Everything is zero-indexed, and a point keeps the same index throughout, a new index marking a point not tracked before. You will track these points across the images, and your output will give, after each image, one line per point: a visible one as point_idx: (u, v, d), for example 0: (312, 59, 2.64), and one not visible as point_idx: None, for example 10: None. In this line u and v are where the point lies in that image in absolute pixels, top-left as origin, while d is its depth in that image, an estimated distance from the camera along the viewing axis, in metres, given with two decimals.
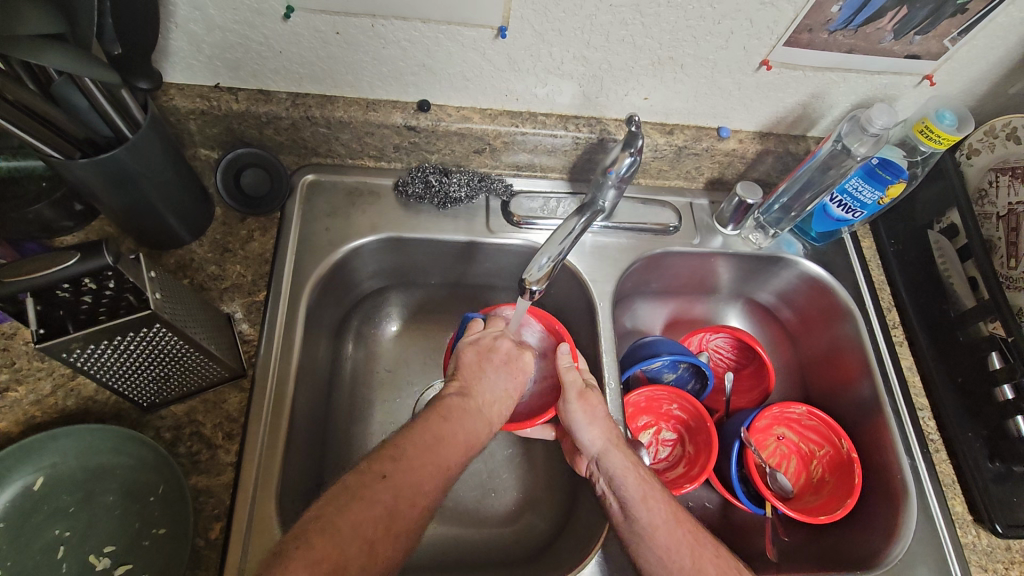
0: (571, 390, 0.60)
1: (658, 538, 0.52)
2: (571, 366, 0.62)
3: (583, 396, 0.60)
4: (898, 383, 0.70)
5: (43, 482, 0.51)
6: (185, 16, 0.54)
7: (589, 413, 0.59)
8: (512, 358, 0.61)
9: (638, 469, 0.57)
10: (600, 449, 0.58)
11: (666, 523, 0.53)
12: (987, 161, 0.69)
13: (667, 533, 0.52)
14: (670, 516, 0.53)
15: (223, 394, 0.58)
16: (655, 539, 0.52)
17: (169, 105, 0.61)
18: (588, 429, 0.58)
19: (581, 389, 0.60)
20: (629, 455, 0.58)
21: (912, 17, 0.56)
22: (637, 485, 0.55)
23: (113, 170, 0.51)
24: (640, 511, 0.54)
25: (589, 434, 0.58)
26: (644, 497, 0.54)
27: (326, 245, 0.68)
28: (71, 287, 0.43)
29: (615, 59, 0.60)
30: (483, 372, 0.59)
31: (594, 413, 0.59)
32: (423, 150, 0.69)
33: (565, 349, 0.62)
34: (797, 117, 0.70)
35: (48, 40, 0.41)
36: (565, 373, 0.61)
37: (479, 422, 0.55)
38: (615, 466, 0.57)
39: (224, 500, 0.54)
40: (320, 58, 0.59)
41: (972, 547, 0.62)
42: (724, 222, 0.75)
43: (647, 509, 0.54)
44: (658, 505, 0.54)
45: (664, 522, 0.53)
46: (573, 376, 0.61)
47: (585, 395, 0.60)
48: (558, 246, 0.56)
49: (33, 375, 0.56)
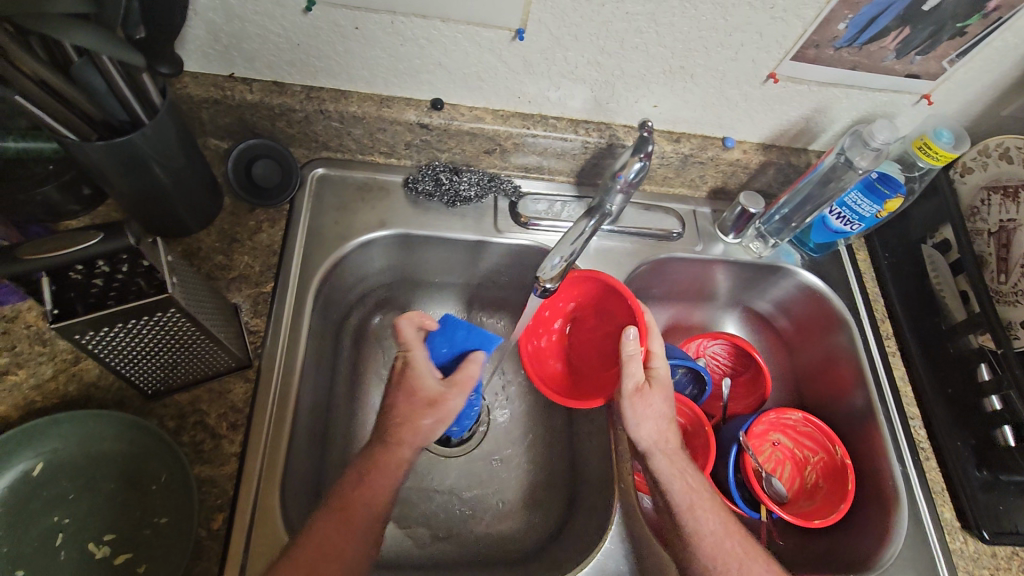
0: (630, 384, 0.57)
1: (706, 549, 0.55)
2: (637, 356, 0.57)
3: (640, 393, 0.58)
4: (891, 392, 0.72)
5: (42, 468, 0.50)
6: (204, 5, 0.54)
7: (643, 410, 0.58)
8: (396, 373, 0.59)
9: (688, 474, 0.57)
10: (651, 448, 0.58)
11: (712, 535, 0.55)
12: (980, 180, 0.71)
13: (712, 544, 0.55)
14: (720, 528, 0.56)
15: (228, 384, 0.57)
16: (700, 547, 0.55)
17: (182, 93, 0.61)
18: (639, 427, 0.58)
19: (640, 385, 0.58)
20: (681, 457, 0.58)
21: (914, 38, 0.59)
22: (684, 494, 0.57)
23: (127, 153, 0.50)
24: (685, 519, 0.56)
25: (641, 433, 0.58)
26: (691, 507, 0.56)
27: (334, 239, 0.68)
28: (85, 267, 0.43)
29: (628, 66, 0.61)
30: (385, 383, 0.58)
31: (649, 412, 0.58)
32: (434, 148, 0.70)
33: (633, 336, 0.58)
34: (799, 130, 0.72)
35: (78, 20, 0.41)
36: (629, 363, 0.58)
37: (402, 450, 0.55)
38: (662, 468, 0.58)
39: (227, 491, 0.53)
40: (337, 52, 0.60)
41: (960, 553, 0.64)
42: (725, 231, 0.77)
43: (694, 520, 0.56)
44: (707, 516, 0.56)
45: (710, 532, 0.56)
46: (635, 368, 0.57)
47: (642, 391, 0.58)
48: (570, 247, 0.58)
49: (34, 359, 0.55)
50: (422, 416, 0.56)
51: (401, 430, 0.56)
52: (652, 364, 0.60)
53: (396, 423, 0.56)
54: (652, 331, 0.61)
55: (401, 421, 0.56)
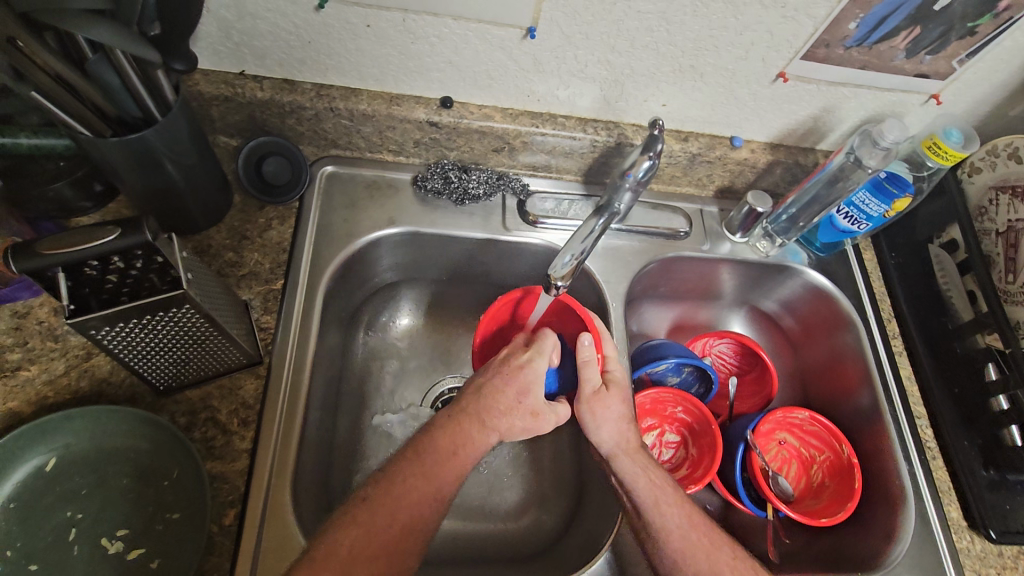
0: (587, 389, 0.59)
1: (673, 543, 0.55)
2: (591, 360, 0.59)
3: (597, 396, 0.60)
4: (897, 392, 0.72)
5: (55, 463, 0.50)
6: (217, 2, 0.54)
7: (601, 413, 0.60)
8: (509, 363, 0.59)
9: (650, 472, 0.58)
10: (613, 450, 0.59)
11: (680, 528, 0.55)
12: (988, 180, 0.71)
13: (681, 539, 0.55)
14: (685, 520, 0.56)
15: (239, 380, 0.58)
16: (669, 542, 0.55)
17: (193, 90, 0.61)
18: (599, 430, 0.60)
19: (597, 389, 0.60)
20: (643, 456, 0.59)
21: (924, 37, 0.59)
22: (649, 490, 0.57)
23: (141, 149, 0.50)
24: (651, 515, 0.56)
25: (602, 435, 0.59)
26: (657, 503, 0.56)
27: (344, 236, 0.68)
28: (99, 263, 0.43)
29: (638, 64, 0.61)
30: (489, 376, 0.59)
31: (607, 414, 0.60)
32: (443, 146, 0.70)
33: (588, 342, 0.60)
34: (808, 130, 0.72)
35: (97, 17, 0.41)
36: (585, 368, 0.60)
37: (473, 433, 0.56)
38: (625, 468, 0.58)
39: (238, 487, 0.53)
40: (348, 50, 0.60)
41: (967, 552, 0.64)
42: (733, 230, 0.78)
43: (661, 515, 0.56)
44: (673, 510, 0.56)
45: (678, 527, 0.55)
46: (591, 372, 0.59)
47: (598, 394, 0.60)
48: (579, 245, 0.58)
49: (46, 355, 0.55)
50: (520, 417, 0.58)
51: (499, 418, 0.57)
52: (608, 368, 0.62)
53: (495, 410, 0.57)
54: (603, 336, 0.63)
55: (503, 412, 0.57)
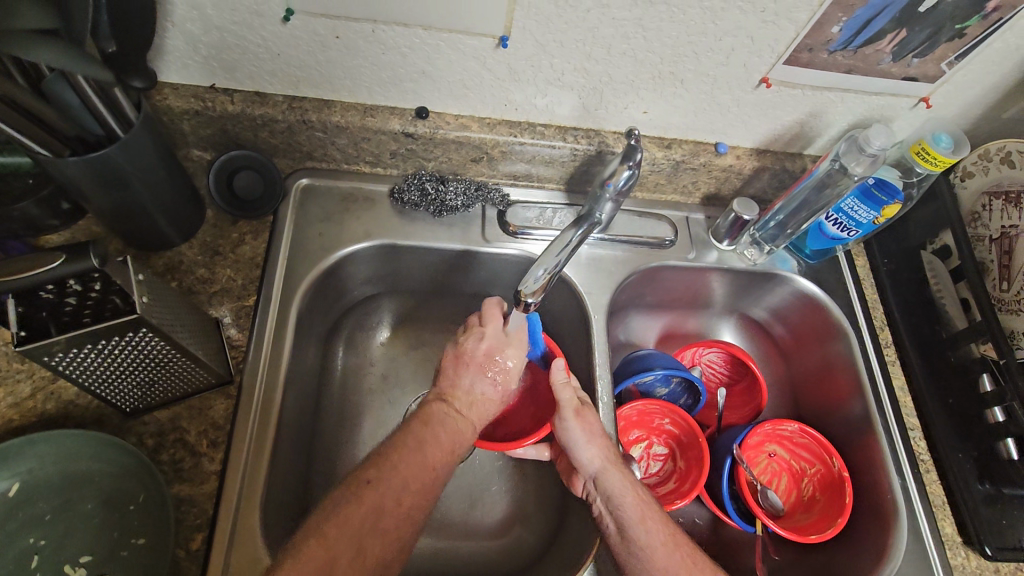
0: (568, 408, 0.59)
1: (658, 561, 0.52)
2: (567, 382, 0.60)
3: (580, 414, 0.59)
4: (890, 403, 0.70)
5: (18, 489, 0.49)
6: (182, 16, 0.53)
7: (586, 431, 0.59)
8: (490, 360, 0.60)
9: (637, 489, 0.56)
10: (598, 468, 0.58)
11: (664, 546, 0.53)
12: (981, 185, 0.70)
13: (665, 558, 0.52)
14: (670, 538, 0.54)
15: (209, 400, 0.57)
16: (655, 561, 0.52)
17: (162, 105, 0.60)
18: (583, 449, 0.58)
19: (577, 406, 0.59)
20: (628, 474, 0.58)
21: (911, 40, 0.57)
22: (635, 506, 0.55)
23: (103, 169, 0.49)
24: (637, 532, 0.54)
25: (587, 453, 0.58)
26: (643, 518, 0.54)
27: (319, 251, 0.67)
28: (56, 287, 0.43)
29: (616, 72, 0.60)
30: (462, 373, 0.59)
31: (592, 431, 0.59)
32: (420, 157, 0.69)
33: (560, 365, 0.61)
34: (794, 135, 0.70)
35: (44, 36, 0.40)
36: (560, 389, 0.60)
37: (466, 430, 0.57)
38: (612, 485, 0.57)
39: (206, 510, 0.52)
40: (318, 62, 0.58)
41: (962, 569, 0.62)
42: (719, 237, 0.75)
43: (646, 531, 0.54)
44: (657, 527, 0.54)
45: (662, 544, 0.53)
46: (568, 393, 0.60)
47: (581, 412, 0.59)
48: (555, 258, 0.56)
49: (12, 377, 0.54)
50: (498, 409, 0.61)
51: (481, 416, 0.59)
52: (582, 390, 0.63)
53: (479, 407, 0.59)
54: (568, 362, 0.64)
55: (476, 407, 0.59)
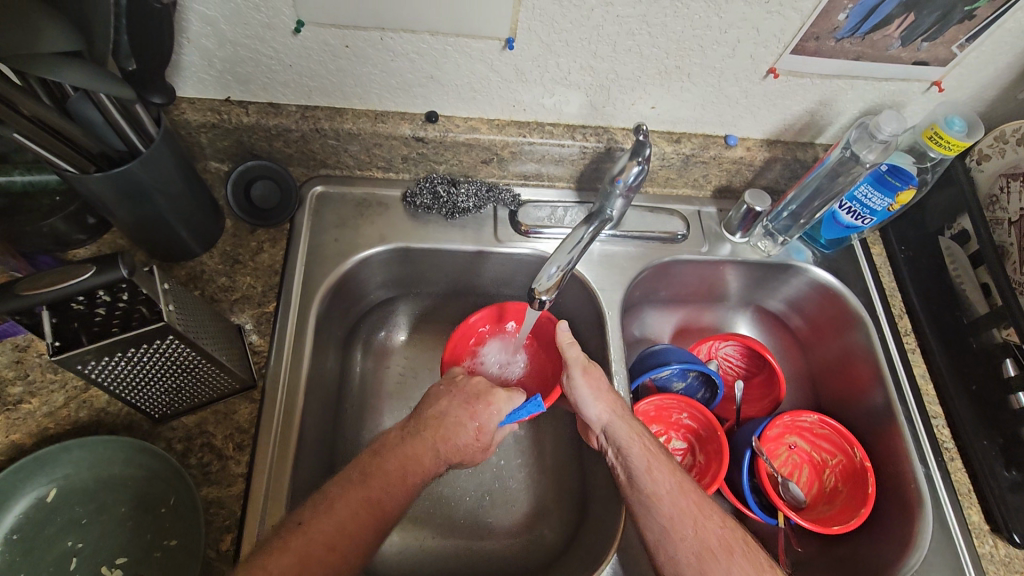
0: (575, 365, 0.60)
1: (664, 506, 0.54)
2: (571, 342, 0.61)
3: (587, 370, 0.60)
4: (911, 392, 0.69)
5: (55, 494, 0.51)
6: (197, 32, 0.55)
7: (594, 388, 0.60)
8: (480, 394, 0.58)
9: (644, 440, 0.58)
10: (608, 421, 0.59)
11: (670, 494, 0.55)
12: (997, 167, 0.69)
13: (672, 504, 0.54)
14: (676, 486, 0.55)
15: (234, 405, 0.58)
16: (661, 507, 0.54)
17: (181, 119, 0.62)
18: (593, 404, 0.60)
19: (585, 363, 0.61)
20: (637, 426, 0.59)
21: (920, 23, 0.57)
22: (643, 456, 0.57)
23: (127, 183, 0.51)
24: (645, 481, 0.55)
25: (595, 409, 0.59)
26: (649, 468, 0.56)
27: (335, 256, 0.68)
28: (86, 299, 0.44)
29: (622, 69, 0.60)
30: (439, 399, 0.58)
31: (599, 386, 0.60)
32: (431, 160, 0.70)
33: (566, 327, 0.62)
34: (805, 124, 0.70)
35: (66, 58, 0.41)
36: (564, 351, 0.61)
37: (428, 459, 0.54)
38: (621, 437, 0.58)
39: (234, 512, 0.54)
40: (330, 71, 0.60)
41: (990, 557, 0.61)
42: (732, 231, 0.75)
43: (653, 481, 0.55)
44: (664, 476, 0.55)
45: (669, 492, 0.55)
46: (574, 351, 0.61)
47: (588, 369, 0.60)
48: (566, 255, 0.57)
49: (46, 387, 0.56)
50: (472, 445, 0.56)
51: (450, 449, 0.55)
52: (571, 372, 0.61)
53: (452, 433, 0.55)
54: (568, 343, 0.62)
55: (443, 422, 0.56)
